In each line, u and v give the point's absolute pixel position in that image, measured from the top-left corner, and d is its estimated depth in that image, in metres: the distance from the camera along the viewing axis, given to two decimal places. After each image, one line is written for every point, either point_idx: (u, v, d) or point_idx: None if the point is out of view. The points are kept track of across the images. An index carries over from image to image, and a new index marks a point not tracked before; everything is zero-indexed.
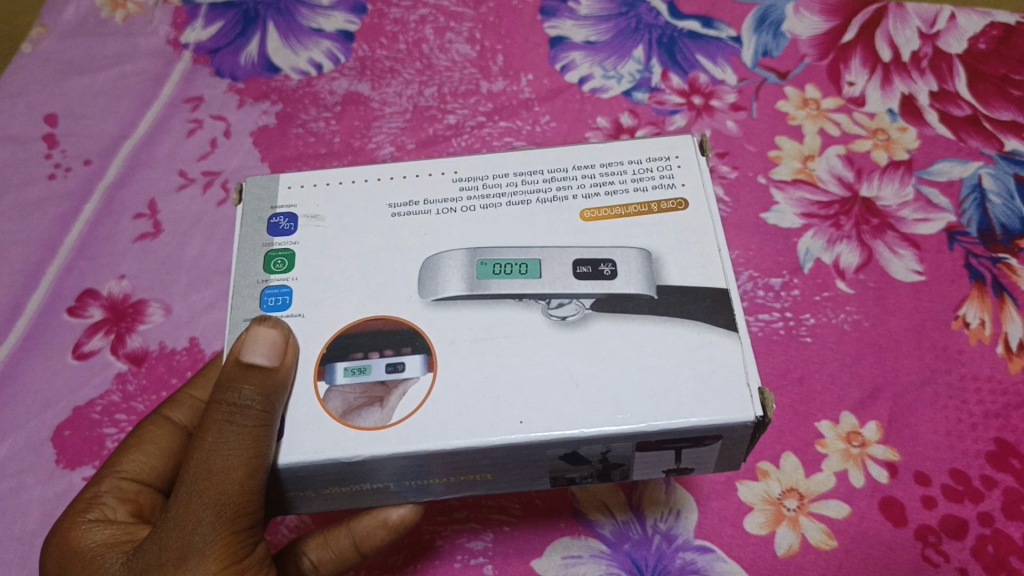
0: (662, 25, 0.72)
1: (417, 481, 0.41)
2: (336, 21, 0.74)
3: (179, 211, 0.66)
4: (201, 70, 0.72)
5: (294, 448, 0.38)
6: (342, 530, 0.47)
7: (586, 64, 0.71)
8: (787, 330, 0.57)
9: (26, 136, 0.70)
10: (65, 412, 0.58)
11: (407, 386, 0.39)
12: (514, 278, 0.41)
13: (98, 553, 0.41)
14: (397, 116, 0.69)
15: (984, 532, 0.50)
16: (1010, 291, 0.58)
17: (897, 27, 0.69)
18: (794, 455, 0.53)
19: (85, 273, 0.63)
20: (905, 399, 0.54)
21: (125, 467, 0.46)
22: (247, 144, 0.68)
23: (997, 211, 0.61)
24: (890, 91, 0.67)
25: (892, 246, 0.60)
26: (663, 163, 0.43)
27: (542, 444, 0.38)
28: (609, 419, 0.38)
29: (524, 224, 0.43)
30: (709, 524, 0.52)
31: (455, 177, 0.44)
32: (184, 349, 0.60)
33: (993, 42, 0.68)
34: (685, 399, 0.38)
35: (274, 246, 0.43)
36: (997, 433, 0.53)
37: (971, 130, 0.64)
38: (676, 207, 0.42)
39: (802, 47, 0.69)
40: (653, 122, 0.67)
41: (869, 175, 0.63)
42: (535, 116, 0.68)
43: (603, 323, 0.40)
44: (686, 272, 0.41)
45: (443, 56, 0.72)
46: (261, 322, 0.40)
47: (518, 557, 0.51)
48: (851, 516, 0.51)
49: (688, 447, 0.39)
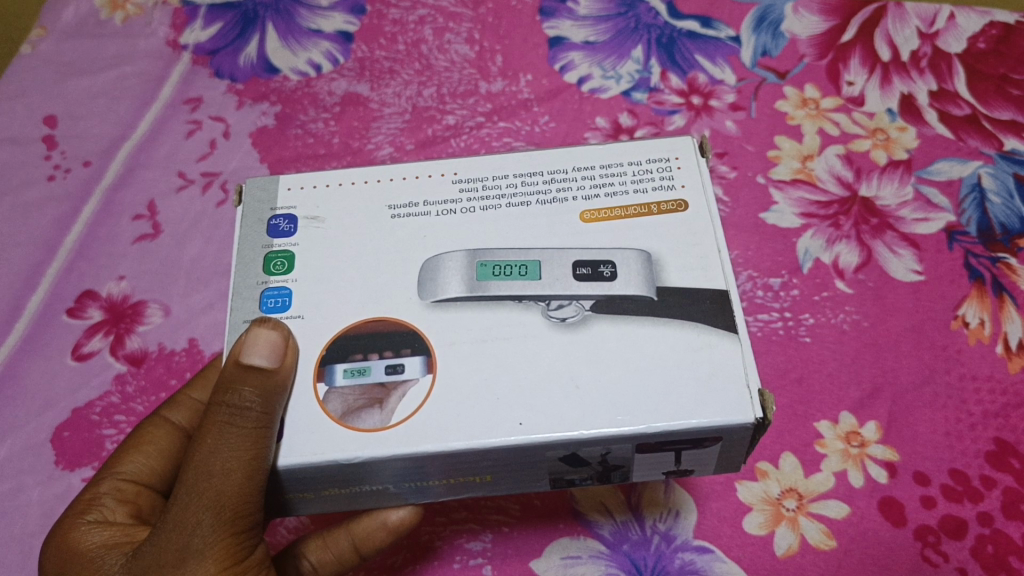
0: (661, 25, 0.72)
1: (416, 483, 0.41)
2: (335, 22, 0.74)
3: (178, 212, 0.66)
4: (200, 71, 0.72)
5: (294, 450, 0.38)
6: (342, 531, 0.47)
7: (584, 64, 0.71)
8: (786, 330, 0.57)
9: (25, 138, 0.70)
10: (65, 413, 0.58)
11: (407, 387, 0.39)
12: (513, 280, 0.41)
13: (97, 554, 0.41)
14: (396, 117, 0.69)
15: (983, 532, 0.50)
16: (1009, 290, 0.58)
17: (896, 27, 0.69)
18: (793, 455, 0.53)
19: (84, 275, 0.63)
20: (905, 400, 0.54)
21: (124, 468, 0.46)
22: (246, 145, 0.68)
23: (996, 210, 0.61)
24: (889, 90, 0.67)
25: (890, 246, 0.60)
26: (664, 165, 0.43)
27: (542, 446, 0.38)
28: (609, 422, 0.38)
29: (525, 226, 0.43)
30: (708, 524, 0.52)
31: (456, 178, 0.44)
32: (182, 350, 0.60)
33: (992, 41, 0.68)
34: (685, 401, 0.38)
35: (274, 247, 0.43)
36: (997, 432, 0.53)
37: (970, 130, 0.64)
38: (676, 209, 0.42)
39: (801, 47, 0.69)
40: (652, 122, 0.67)
41: (867, 174, 0.63)
42: (533, 116, 0.68)
43: (603, 325, 0.40)
44: (686, 274, 0.41)
45: (442, 57, 0.72)
46: (261, 324, 0.40)
47: (517, 557, 0.51)
48: (850, 517, 0.51)
49: (688, 449, 0.39)
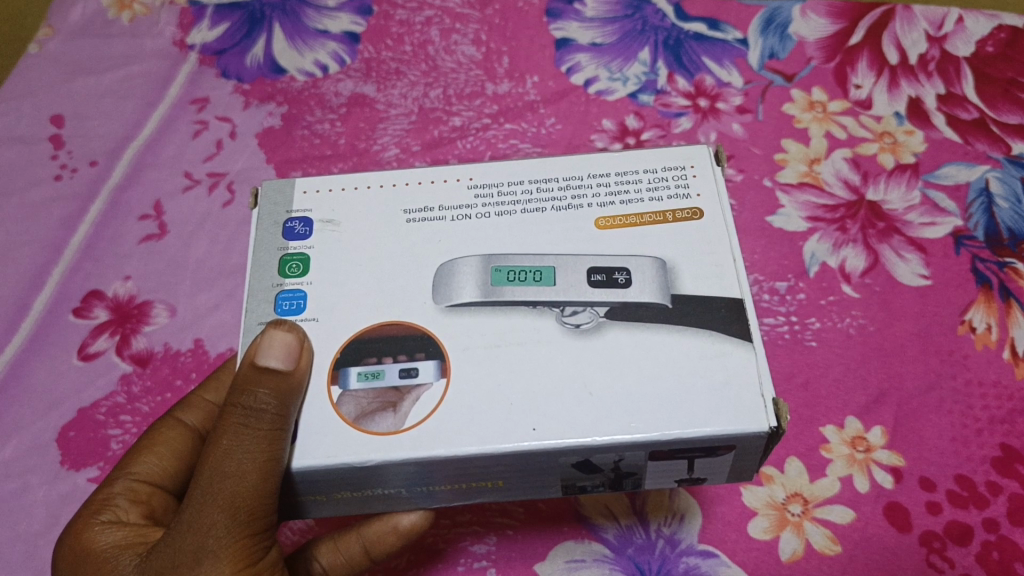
0: (668, 27, 0.71)
1: (426, 488, 0.41)
2: (342, 22, 0.74)
3: (184, 212, 0.66)
4: (206, 72, 0.72)
5: (308, 453, 0.38)
6: (353, 535, 0.47)
7: (591, 66, 0.70)
8: (792, 334, 0.57)
9: (32, 137, 0.70)
10: (70, 413, 0.58)
11: (420, 391, 0.39)
12: (528, 285, 0.41)
13: (111, 554, 0.41)
14: (402, 118, 0.69)
15: (988, 539, 0.50)
16: (1016, 295, 0.57)
17: (905, 30, 0.69)
18: (798, 460, 0.53)
19: (90, 275, 0.64)
20: (911, 405, 0.54)
21: (137, 468, 0.46)
22: (252, 145, 0.68)
23: (1004, 215, 0.61)
24: (897, 93, 0.67)
25: (898, 250, 0.60)
26: (678, 173, 0.43)
27: (556, 452, 0.38)
28: (622, 428, 0.37)
29: (539, 232, 0.43)
30: (713, 529, 0.52)
31: (470, 184, 0.44)
32: (188, 351, 0.60)
33: (1000, 45, 0.68)
34: (699, 410, 0.38)
35: (288, 250, 0.43)
36: (1003, 438, 0.53)
37: (977, 133, 0.64)
38: (691, 216, 0.42)
39: (808, 50, 0.69)
40: (659, 124, 0.67)
41: (875, 178, 0.63)
42: (539, 118, 0.68)
43: (617, 331, 0.40)
44: (701, 281, 0.41)
45: (449, 58, 0.72)
46: (277, 326, 0.40)
47: (520, 560, 0.51)
48: (855, 522, 0.51)
49: (701, 457, 0.39)
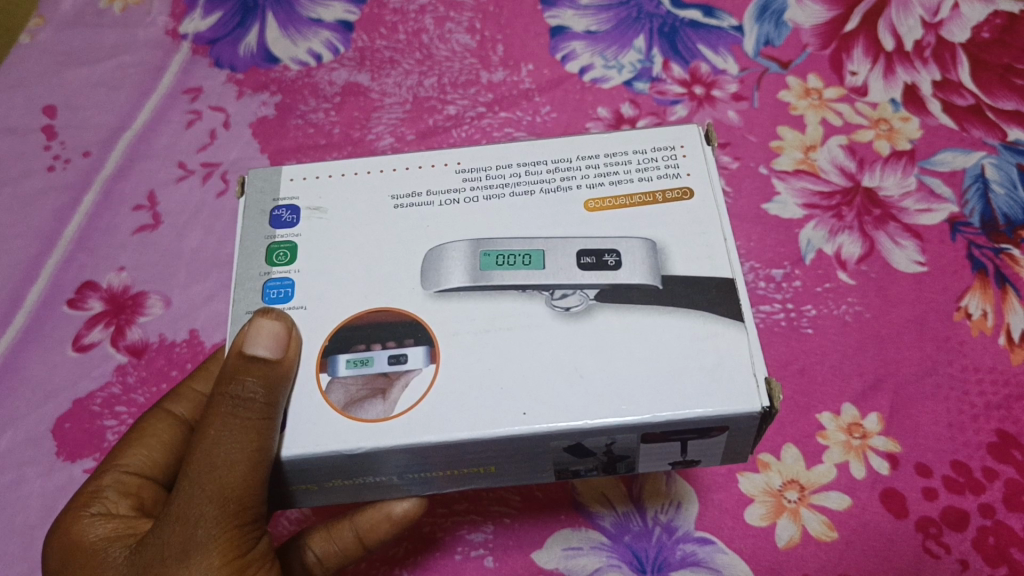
0: (663, 14, 0.71)
1: (419, 474, 0.41)
2: (336, 11, 0.74)
3: (179, 202, 0.65)
4: (199, 61, 0.72)
5: (297, 439, 0.38)
6: (346, 524, 0.47)
7: (586, 54, 0.70)
8: (788, 321, 0.57)
9: (24, 128, 0.70)
10: (67, 404, 0.58)
11: (409, 377, 0.39)
12: (518, 269, 0.41)
13: (100, 546, 0.41)
14: (397, 107, 0.69)
15: (985, 524, 0.50)
16: (1012, 281, 0.57)
17: (898, 16, 0.69)
18: (794, 447, 0.53)
19: (84, 266, 0.63)
20: (906, 391, 0.54)
21: (128, 461, 0.47)
22: (246, 135, 0.68)
23: (999, 201, 0.60)
24: (890, 80, 0.66)
25: (894, 237, 0.60)
26: (669, 153, 0.43)
27: (547, 436, 0.38)
28: (614, 411, 0.37)
29: (528, 216, 0.42)
30: (710, 516, 0.52)
31: (459, 168, 0.44)
32: (183, 341, 0.59)
33: (996, 30, 0.67)
34: (691, 391, 0.37)
35: (277, 238, 0.43)
36: (999, 424, 0.53)
37: (972, 120, 0.64)
38: (682, 196, 0.42)
39: (802, 37, 0.69)
40: (654, 112, 0.67)
41: (871, 165, 0.63)
42: (535, 106, 0.68)
43: (607, 314, 0.40)
44: (692, 262, 0.41)
45: (444, 46, 0.72)
46: (265, 314, 0.40)
47: (518, 550, 0.51)
48: (852, 508, 0.51)
49: (694, 439, 0.39)
